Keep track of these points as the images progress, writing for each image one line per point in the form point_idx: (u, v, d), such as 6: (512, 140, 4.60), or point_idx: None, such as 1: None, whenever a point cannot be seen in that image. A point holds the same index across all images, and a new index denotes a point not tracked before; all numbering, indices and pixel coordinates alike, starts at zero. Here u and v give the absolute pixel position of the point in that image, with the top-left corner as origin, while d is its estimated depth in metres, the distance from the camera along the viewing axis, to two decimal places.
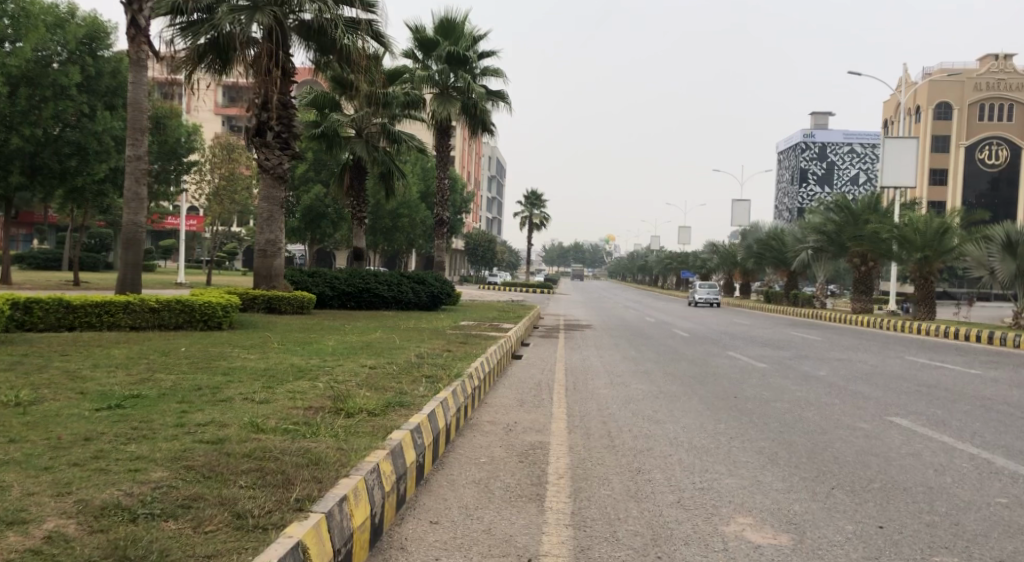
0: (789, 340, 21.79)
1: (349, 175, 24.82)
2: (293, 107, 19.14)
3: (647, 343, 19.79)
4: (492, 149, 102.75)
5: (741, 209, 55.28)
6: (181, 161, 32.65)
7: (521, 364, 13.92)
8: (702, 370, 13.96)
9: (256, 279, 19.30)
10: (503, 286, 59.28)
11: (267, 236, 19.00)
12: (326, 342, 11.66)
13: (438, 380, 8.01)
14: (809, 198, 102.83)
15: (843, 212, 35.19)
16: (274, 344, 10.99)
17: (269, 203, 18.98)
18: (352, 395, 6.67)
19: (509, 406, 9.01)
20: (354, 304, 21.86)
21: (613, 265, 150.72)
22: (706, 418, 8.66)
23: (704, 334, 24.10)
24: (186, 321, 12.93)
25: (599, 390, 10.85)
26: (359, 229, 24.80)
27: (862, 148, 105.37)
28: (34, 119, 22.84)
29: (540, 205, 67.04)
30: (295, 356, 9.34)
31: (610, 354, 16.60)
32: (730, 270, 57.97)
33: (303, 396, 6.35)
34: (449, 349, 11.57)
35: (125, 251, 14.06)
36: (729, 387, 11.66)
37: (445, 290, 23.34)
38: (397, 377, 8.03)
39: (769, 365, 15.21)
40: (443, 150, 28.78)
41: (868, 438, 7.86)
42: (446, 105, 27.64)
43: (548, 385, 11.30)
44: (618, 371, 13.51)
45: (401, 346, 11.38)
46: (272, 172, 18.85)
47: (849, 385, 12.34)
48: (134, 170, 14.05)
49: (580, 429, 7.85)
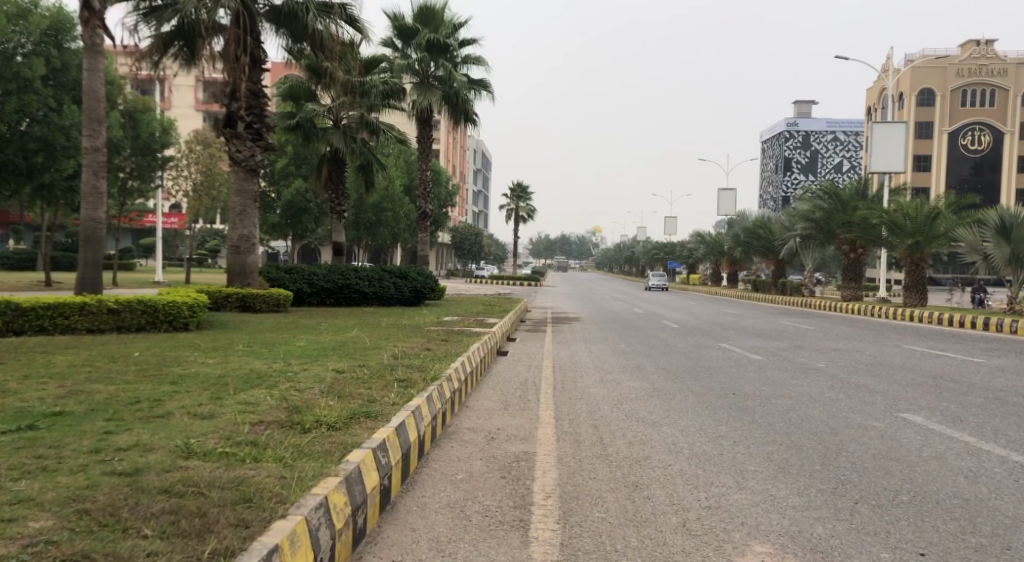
0: (782, 330, 21.16)
1: (328, 167, 23.94)
2: (266, 96, 18.25)
3: (636, 335, 19.09)
4: (476, 142, 101.81)
5: (728, 198, 54.71)
6: (156, 156, 31.63)
7: (506, 362, 13.18)
8: (696, 364, 13.26)
9: (229, 277, 18.40)
10: (489, 279, 58.56)
11: (241, 231, 18.12)
12: (296, 343, 10.87)
13: (413, 385, 7.26)
14: (793, 186, 102.62)
15: (832, 199, 34.64)
16: (238, 346, 10.19)
17: (241, 197, 18.08)
18: (313, 406, 5.91)
19: (492, 411, 8.28)
20: (334, 300, 21.08)
21: (600, 257, 150.26)
22: (707, 419, 7.96)
23: (695, 325, 23.41)
24: (148, 323, 12.12)
25: (589, 389, 10.13)
26: (338, 223, 23.94)
27: (845, 136, 105.27)
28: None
29: (526, 197, 66.35)
30: (258, 360, 8.56)
31: (600, 348, 15.87)
32: (717, 259, 57.48)
33: (257, 409, 5.60)
34: (428, 348, 10.82)
35: (84, 248, 13.18)
36: (727, 383, 10.97)
37: (429, 285, 22.61)
38: (367, 382, 7.27)
39: (765, 358, 14.53)
40: (425, 141, 27.92)
41: (883, 438, 7.18)
42: (427, 94, 26.79)
43: (534, 385, 10.57)
44: (609, 366, 12.80)
45: (376, 346, 10.61)
46: (244, 165, 17.95)
47: (852, 377, 11.69)
48: (92, 163, 13.15)
49: (568, 436, 7.13)
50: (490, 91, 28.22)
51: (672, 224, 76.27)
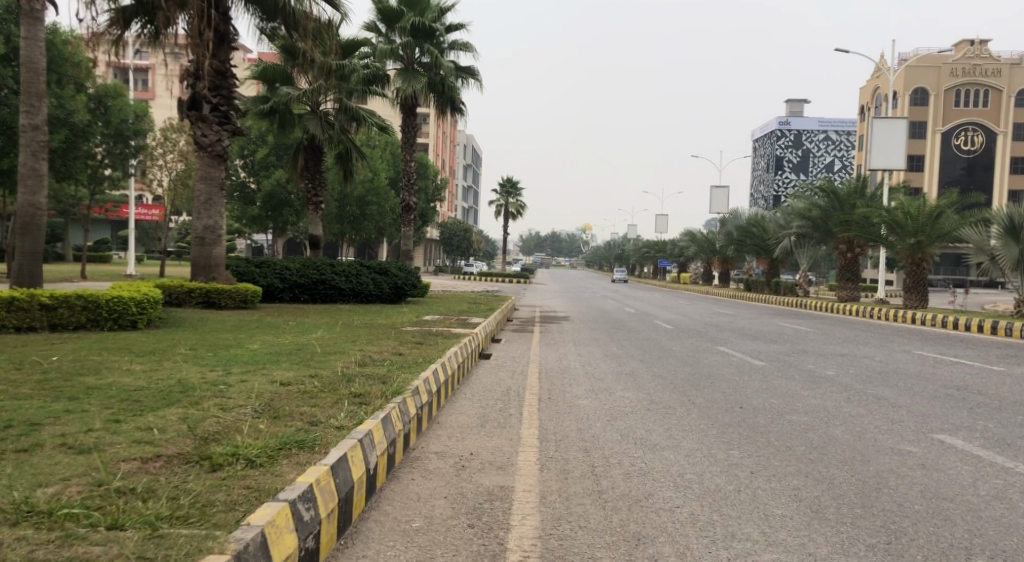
0: (781, 333, 20.05)
1: (304, 155, 22.66)
2: (234, 77, 17.00)
3: (629, 337, 17.92)
4: (467, 137, 100.34)
5: (720, 195, 53.65)
6: (128, 143, 30.23)
7: (486, 367, 11.97)
8: (695, 372, 12.12)
9: (193, 270, 17.09)
10: (477, 275, 57.30)
11: (206, 222, 16.86)
12: (249, 345, 9.66)
13: (368, 401, 6.06)
14: (785, 186, 101.83)
15: (829, 197, 33.56)
16: (180, 349, 8.99)
17: (206, 184, 16.81)
18: (232, 433, 4.73)
19: (466, 430, 7.10)
20: (309, 296, 19.88)
21: (589, 255, 149.19)
22: (714, 442, 6.84)
23: (690, 326, 22.27)
24: (89, 321, 10.96)
25: (578, 401, 8.99)
26: (315, 215, 22.68)
27: (837, 136, 104.35)
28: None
29: (516, 192, 65.12)
30: (193, 367, 7.35)
31: (591, 351, 14.72)
32: (709, 258, 56.50)
33: (158, 437, 4.43)
34: (397, 353, 9.61)
35: (19, 237, 11.90)
36: (732, 394, 9.86)
37: (410, 281, 21.35)
38: (314, 397, 6.08)
39: (768, 364, 13.39)
40: (409, 130, 26.65)
41: (926, 469, 6.06)
42: (411, 81, 25.53)
43: (517, 395, 9.40)
44: (600, 373, 11.66)
45: (339, 350, 9.40)
46: (210, 150, 16.69)
47: (867, 387, 10.60)
48: (31, 142, 11.87)
49: (555, 464, 5.95)
50: (478, 79, 27.01)
51: (663, 222, 75.28)
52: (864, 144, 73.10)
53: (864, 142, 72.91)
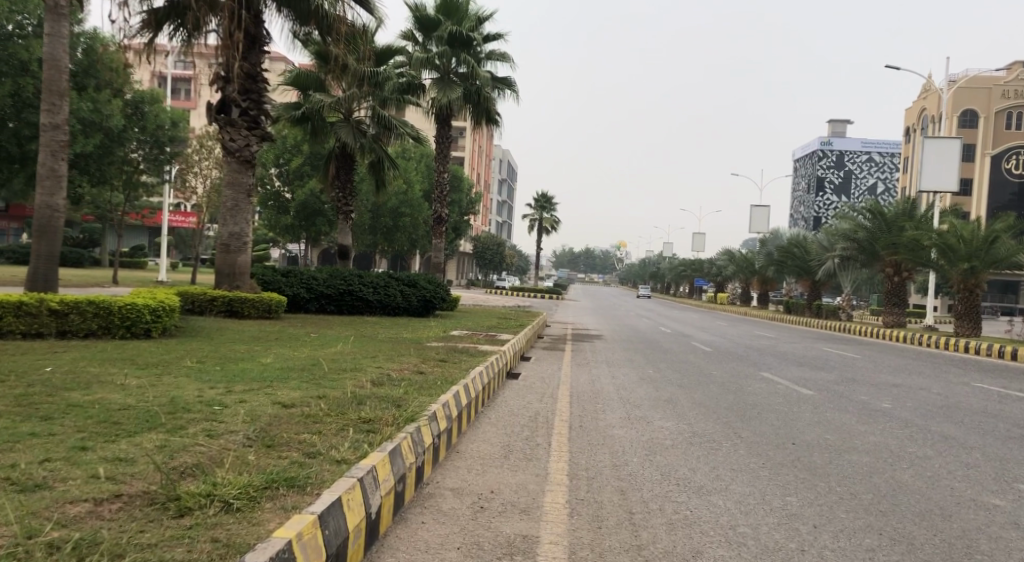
0: (827, 359, 19.00)
1: (335, 164, 22.22)
2: (265, 81, 16.60)
3: (665, 359, 17.06)
4: (502, 152, 99.88)
5: (760, 215, 52.41)
6: (164, 149, 30.18)
7: (514, 388, 11.23)
8: (738, 401, 11.26)
9: (217, 278, 16.65)
10: (510, 290, 56.70)
11: (231, 229, 16.42)
12: (261, 359, 9.07)
13: (377, 429, 5.36)
14: (825, 208, 99.77)
15: (876, 219, 32.36)
16: (188, 361, 8.43)
17: (233, 190, 16.41)
18: (211, 466, 4.07)
19: (488, 463, 6.39)
20: (335, 307, 19.36)
21: (623, 273, 147.75)
22: (768, 487, 6.06)
23: (729, 349, 21.31)
24: (100, 327, 10.51)
25: (613, 431, 8.23)
26: (344, 225, 22.22)
27: (880, 157, 101.85)
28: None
29: (551, 208, 64.46)
30: (194, 383, 6.74)
31: (627, 374, 13.92)
32: (748, 278, 55.23)
33: (122, 470, 3.79)
34: (418, 371, 8.94)
35: (36, 240, 11.48)
36: (782, 428, 9.02)
37: (440, 294, 20.72)
38: (317, 423, 5.42)
39: (817, 394, 12.47)
40: (443, 141, 26.13)
41: (1020, 529, 5.21)
42: (446, 91, 25.04)
43: (546, 421, 8.67)
44: (636, 398, 10.87)
45: (355, 366, 8.75)
46: (238, 155, 16.29)
47: (930, 424, 9.68)
48: (50, 142, 11.45)
49: (587, 510, 5.22)
50: (514, 90, 26.45)
51: (700, 241, 74.00)
52: (909, 166, 71.12)
53: (909, 164, 70.97)
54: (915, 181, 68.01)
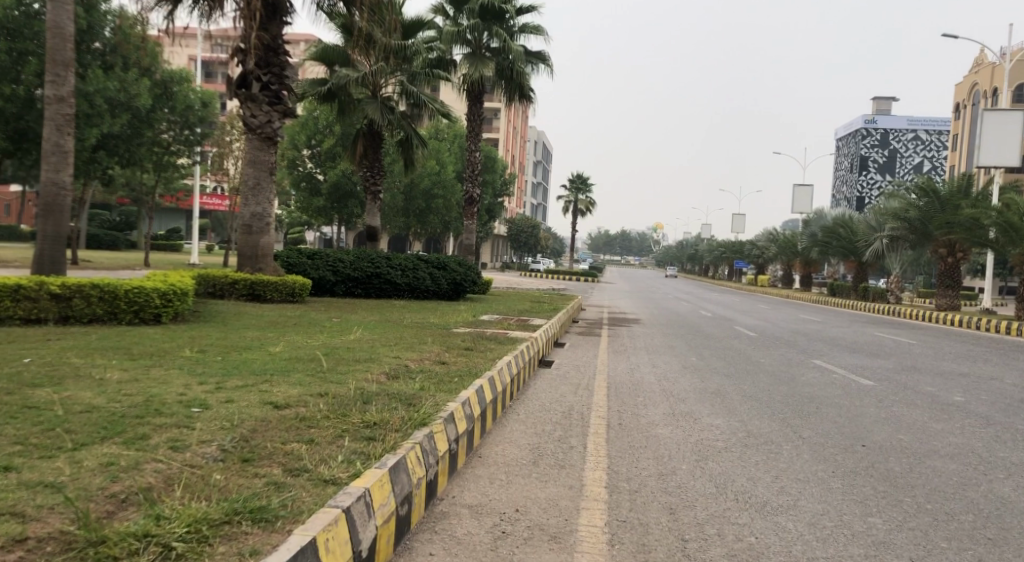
0: (882, 345, 17.84)
1: (363, 142, 21.42)
2: (287, 53, 15.84)
3: (709, 346, 16.05)
4: (537, 132, 98.71)
5: (804, 194, 50.68)
6: (193, 130, 29.76)
7: (547, 379, 10.35)
8: (792, 394, 10.26)
9: (239, 260, 15.98)
10: (545, 273, 55.85)
11: (253, 209, 15.72)
12: (269, 348, 8.32)
13: (379, 437, 4.53)
14: (869, 187, 96.93)
15: (929, 197, 30.76)
16: (188, 350, 7.71)
17: (255, 168, 15.70)
18: (162, 493, 3.27)
19: (514, 471, 5.55)
20: (362, 290, 18.68)
21: (660, 255, 145.75)
22: (843, 506, 5.12)
23: (775, 334, 20.22)
24: (105, 313, 9.87)
25: (657, 431, 7.33)
26: (372, 206, 21.45)
27: (927, 135, 98.34)
28: (16, 76, 19.19)
29: (586, 189, 63.22)
30: (181, 377, 5.97)
31: (668, 362, 12.97)
32: (790, 259, 53.62)
33: (40, 502, 3.02)
34: (440, 363, 8.11)
35: (41, 219, 10.81)
36: (846, 426, 8.03)
37: (470, 277, 19.88)
38: (311, 430, 4.61)
39: (879, 386, 11.41)
40: (474, 118, 25.19)
41: None
42: (478, 66, 24.10)
43: (581, 418, 7.80)
44: (680, 391, 9.95)
45: (370, 357, 7.95)
46: (259, 132, 15.60)
47: (1015, 422, 8.58)
48: (54, 116, 10.75)
49: (631, 538, 4.34)
50: (549, 65, 25.41)
51: (740, 222, 72.24)
52: (959, 143, 68.39)
53: (959, 141, 68.26)
54: (966, 159, 65.39)
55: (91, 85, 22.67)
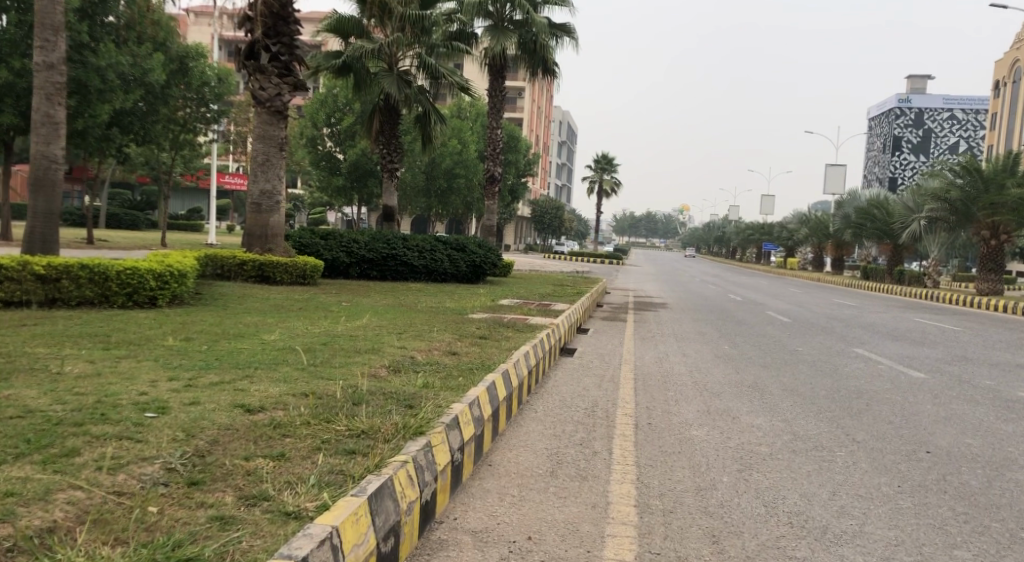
0: (926, 332, 16.82)
1: (379, 117, 20.63)
2: (298, 23, 15.13)
3: (742, 333, 15.15)
4: (562, 113, 97.20)
5: (836, 175, 49.19)
6: (209, 107, 29.08)
7: (568, 369, 9.57)
8: (836, 388, 9.40)
9: (248, 240, 15.28)
10: (569, 255, 54.94)
11: (262, 186, 15.02)
12: (265, 335, 7.62)
13: (365, 452, 3.80)
14: (902, 168, 94.61)
15: (971, 177, 29.34)
16: (172, 337, 7.01)
17: (264, 144, 14.97)
18: (65, 539, 2.53)
19: (527, 485, 4.81)
20: (378, 272, 17.97)
21: (687, 238, 143.98)
22: (921, 535, 4.29)
23: (810, 319, 19.21)
24: (96, 296, 9.28)
25: (692, 435, 6.52)
26: (389, 184, 20.70)
27: (964, 114, 95.41)
28: (26, 49, 18.56)
29: (612, 169, 62.02)
30: (151, 371, 5.26)
31: (699, 351, 12.11)
32: (821, 242, 52.19)
33: None
34: (449, 354, 7.36)
35: (32, 195, 10.18)
36: (904, 427, 7.17)
37: (491, 260, 19.07)
38: (284, 442, 3.87)
39: (931, 378, 10.48)
40: (496, 94, 24.28)
41: None
42: (500, 39, 23.24)
43: (606, 417, 7.01)
44: (714, 384, 9.12)
45: (373, 346, 7.22)
46: (269, 105, 14.89)
47: None
48: (45, 84, 10.09)
49: None
50: (574, 38, 24.45)
51: (769, 203, 70.68)
52: (998, 123, 66.11)
53: (997, 120, 66.05)
54: (1005, 139, 63.22)
55: (104, 59, 21.85)
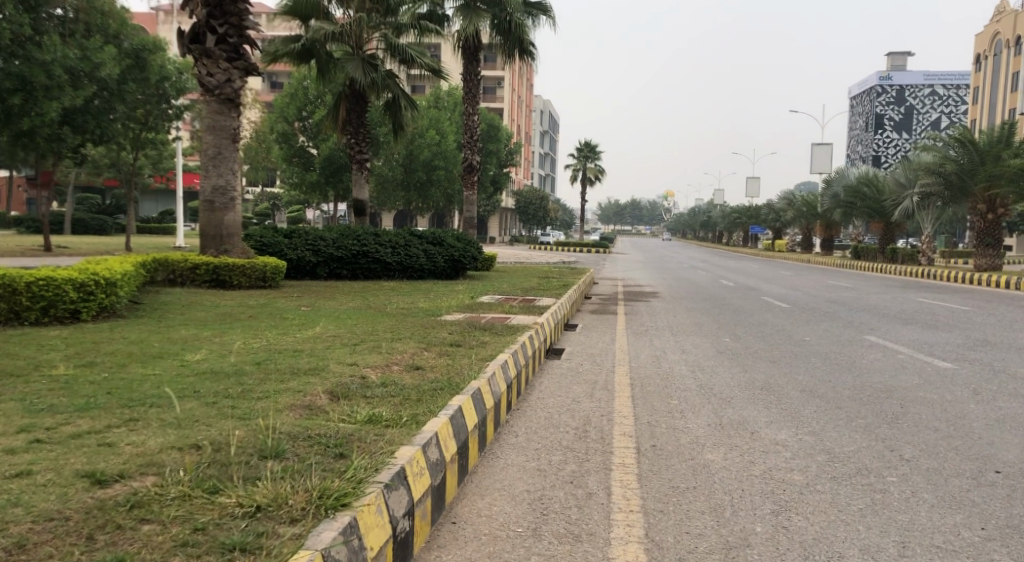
0: (936, 315, 15.69)
1: (345, 105, 19.27)
2: (246, 1, 13.76)
3: (744, 323, 13.98)
4: (542, 102, 95.76)
5: (822, 154, 48.18)
6: (172, 103, 27.32)
7: (555, 377, 8.34)
8: (862, 386, 8.22)
9: (202, 241, 13.92)
10: (554, 246, 53.68)
11: (215, 181, 13.70)
12: (190, 355, 6.37)
13: (249, 551, 2.60)
14: (885, 145, 94.13)
15: (966, 150, 28.29)
16: (67, 362, 5.74)
17: (215, 135, 13.65)
18: None
19: (501, 557, 3.60)
20: (349, 272, 16.72)
21: (673, 223, 142.96)
22: None
23: (811, 305, 18.13)
24: (6, 313, 8.03)
25: (709, 461, 5.31)
26: (359, 175, 19.35)
27: (945, 90, 94.68)
28: None
29: (595, 156, 60.82)
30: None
31: (700, 346, 10.93)
32: (809, 222, 51.21)
33: None
34: (411, 370, 6.14)
35: None
36: (957, 437, 5.99)
37: (470, 253, 17.84)
38: (132, 539, 2.65)
39: (961, 369, 9.33)
40: (470, 79, 22.97)
41: None
42: (473, 19, 21.90)
43: (601, 439, 5.80)
44: (723, 387, 7.93)
45: (318, 365, 5.98)
46: (218, 93, 13.58)
47: None
48: None
49: None
50: (550, 16, 23.14)
51: (754, 185, 69.69)
52: (979, 97, 65.29)
53: (979, 94, 65.13)
54: (987, 114, 62.54)
55: (48, 53, 20.33)
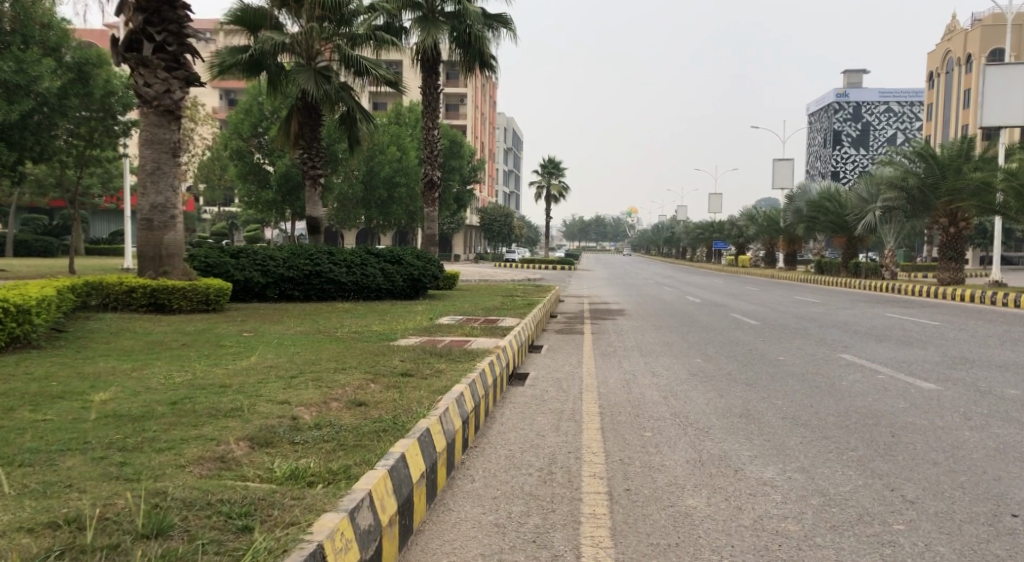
0: (908, 330, 15.29)
1: (298, 118, 18.47)
2: (186, 7, 12.98)
3: (715, 341, 13.42)
4: (505, 119, 95.40)
5: (784, 169, 48.35)
6: (118, 119, 26.17)
7: (519, 406, 7.62)
8: (848, 411, 7.62)
9: (140, 262, 13.00)
10: (519, 263, 53.03)
11: (153, 197, 12.81)
12: (95, 393, 5.53)
13: None
14: (843, 161, 95.53)
15: (927, 163, 28.31)
16: None
17: (153, 150, 12.79)
18: None
19: None
20: (301, 292, 15.88)
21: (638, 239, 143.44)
22: None
23: (781, 321, 17.69)
24: None
25: (693, 510, 4.63)
26: (312, 191, 18.52)
27: (899, 107, 96.48)
28: None
29: (559, 173, 60.52)
30: None
31: (672, 368, 10.28)
32: (772, 237, 51.32)
33: None
34: (353, 408, 5.38)
35: None
36: (960, 472, 5.40)
37: (430, 272, 17.10)
38: None
39: (947, 390, 8.82)
40: (429, 92, 22.30)
41: None
42: (431, 31, 21.27)
43: (569, 483, 5.10)
44: (701, 416, 7.25)
45: (243, 404, 5.18)
46: (156, 104, 12.74)
47: None
48: None
49: None
50: (511, 29, 22.61)
51: (717, 201, 69.93)
52: (934, 113, 66.42)
53: (933, 110, 66.22)
54: (941, 130, 63.58)
55: None
